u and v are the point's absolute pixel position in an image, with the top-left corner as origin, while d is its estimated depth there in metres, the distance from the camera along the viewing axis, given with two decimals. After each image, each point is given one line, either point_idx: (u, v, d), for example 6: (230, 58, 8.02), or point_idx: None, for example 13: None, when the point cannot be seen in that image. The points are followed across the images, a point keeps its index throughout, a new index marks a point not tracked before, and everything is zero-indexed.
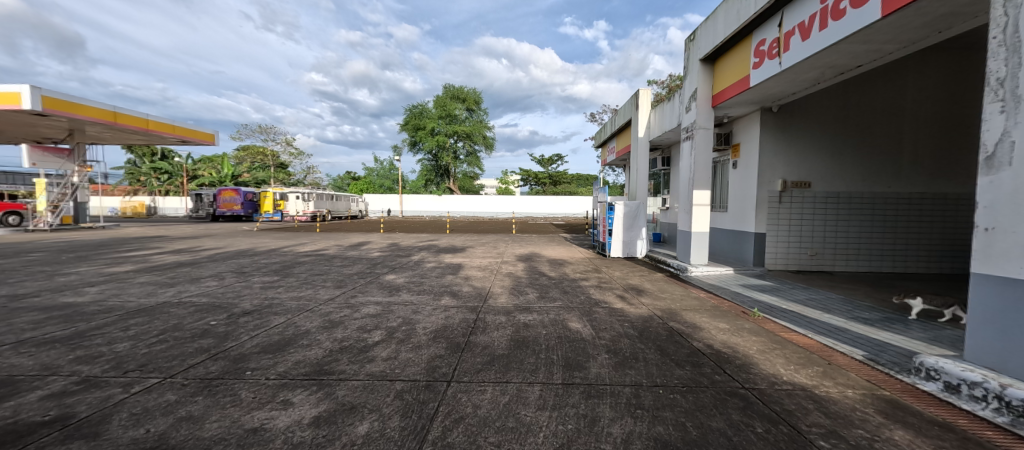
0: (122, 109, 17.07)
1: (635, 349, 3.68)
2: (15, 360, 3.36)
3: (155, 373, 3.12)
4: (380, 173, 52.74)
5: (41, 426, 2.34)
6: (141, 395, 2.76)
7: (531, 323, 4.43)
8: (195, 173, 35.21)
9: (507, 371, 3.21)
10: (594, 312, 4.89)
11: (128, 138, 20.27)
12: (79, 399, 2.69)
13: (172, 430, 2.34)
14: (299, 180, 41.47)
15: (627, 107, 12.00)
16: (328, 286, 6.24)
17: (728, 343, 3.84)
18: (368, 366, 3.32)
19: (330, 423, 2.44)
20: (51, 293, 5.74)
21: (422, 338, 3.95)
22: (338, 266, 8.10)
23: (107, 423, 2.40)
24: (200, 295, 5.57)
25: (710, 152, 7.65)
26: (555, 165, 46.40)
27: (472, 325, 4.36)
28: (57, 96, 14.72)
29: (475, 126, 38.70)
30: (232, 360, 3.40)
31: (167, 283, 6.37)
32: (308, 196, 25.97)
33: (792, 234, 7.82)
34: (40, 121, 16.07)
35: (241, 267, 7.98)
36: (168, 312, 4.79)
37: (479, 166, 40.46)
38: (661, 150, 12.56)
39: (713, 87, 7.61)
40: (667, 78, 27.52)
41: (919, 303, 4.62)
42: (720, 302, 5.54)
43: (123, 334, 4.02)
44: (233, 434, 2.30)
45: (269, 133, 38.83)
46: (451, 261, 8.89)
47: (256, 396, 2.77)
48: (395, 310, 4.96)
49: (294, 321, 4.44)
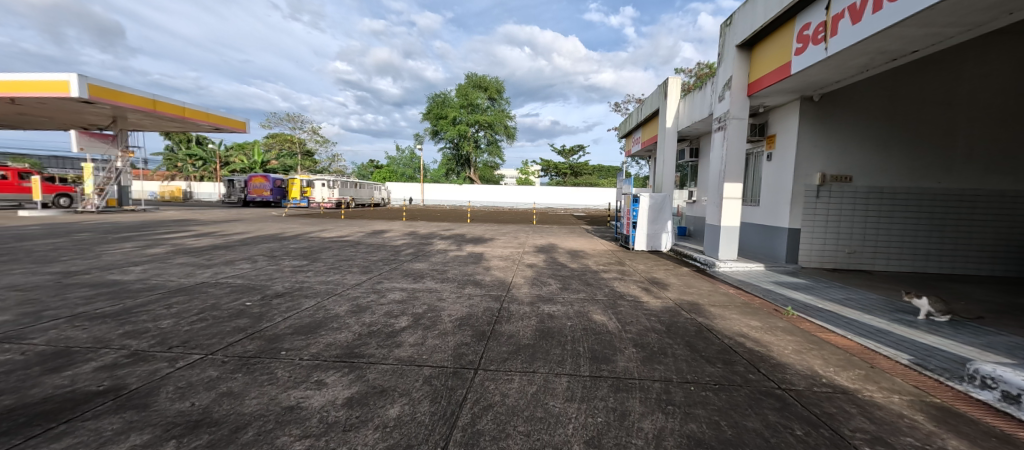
0: (160, 97, 17.76)
1: (663, 343, 3.61)
2: (71, 332, 3.58)
3: (196, 349, 3.27)
4: (401, 162, 53.33)
5: (96, 396, 2.49)
6: (185, 370, 2.89)
7: (555, 314, 4.41)
8: (227, 159, 36.53)
9: (533, 361, 3.20)
10: (618, 305, 4.83)
11: (165, 125, 21.18)
12: (129, 371, 2.85)
13: (214, 404, 2.44)
14: (325, 168, 42.60)
15: (655, 96, 11.59)
16: (355, 271, 6.38)
17: (761, 342, 3.71)
18: (397, 351, 3.37)
19: (362, 405, 2.50)
20: (100, 270, 6.09)
21: (447, 326, 3.98)
22: (363, 253, 8.26)
23: (156, 395, 2.53)
24: (235, 277, 5.80)
25: (744, 142, 7.34)
26: (576, 156, 45.73)
27: (497, 314, 4.37)
28: (102, 84, 15.44)
29: (497, 116, 38.49)
30: (268, 340, 3.52)
31: (204, 264, 6.66)
32: (334, 183, 26.52)
33: (828, 230, 7.47)
34: (86, 108, 16.93)
35: (271, 250, 8.26)
36: (206, 291, 5.02)
37: (500, 155, 40.54)
38: (689, 140, 12.12)
39: (750, 75, 7.25)
40: (697, 65, 26.57)
41: (926, 301, 4.45)
42: (751, 298, 5.37)
43: (166, 311, 4.23)
44: (272, 411, 2.39)
45: (296, 121, 39.82)
46: (473, 250, 8.94)
47: (291, 375, 2.87)
48: (420, 296, 5.03)
49: (323, 305, 4.56)
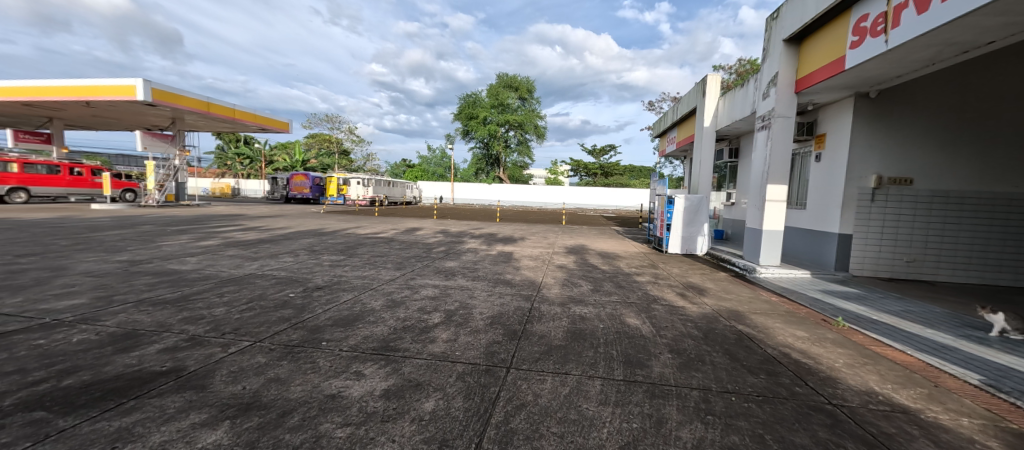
0: (214, 100, 19.05)
1: (701, 351, 3.48)
2: (137, 316, 3.91)
3: (246, 336, 3.48)
4: (432, 161, 54.46)
5: (160, 376, 2.70)
6: (237, 355, 3.09)
7: (587, 316, 4.35)
8: (271, 158, 38.67)
9: (565, 362, 3.18)
10: (653, 309, 4.70)
11: (218, 126, 22.70)
12: (188, 354, 3.07)
13: (264, 389, 2.59)
14: (361, 167, 44.23)
15: (692, 94, 11.19)
16: (389, 267, 6.58)
17: (808, 354, 3.50)
18: (431, 346, 3.44)
19: (399, 397, 2.57)
20: (161, 260, 6.61)
21: (479, 323, 4.02)
22: (397, 249, 8.50)
23: (211, 377, 2.72)
24: (279, 269, 6.12)
25: (790, 142, 6.95)
26: (607, 156, 44.96)
27: (528, 314, 4.37)
28: (163, 88, 16.74)
29: (528, 116, 38.51)
30: (310, 330, 3.69)
31: (251, 257, 7.08)
32: (368, 181, 27.46)
33: (885, 237, 6.93)
34: (149, 110, 18.40)
35: (312, 245, 8.67)
36: (253, 282, 5.33)
37: (529, 155, 40.54)
38: (729, 140, 11.60)
39: (798, 71, 6.85)
40: (737, 62, 25.45)
41: (1001, 317, 4.03)
42: (796, 307, 5.08)
43: (218, 299, 4.53)
44: (315, 398, 2.50)
45: (334, 122, 41.57)
46: (503, 249, 9.00)
47: (332, 365, 2.99)
48: (452, 293, 5.12)
49: (360, 299, 4.73)
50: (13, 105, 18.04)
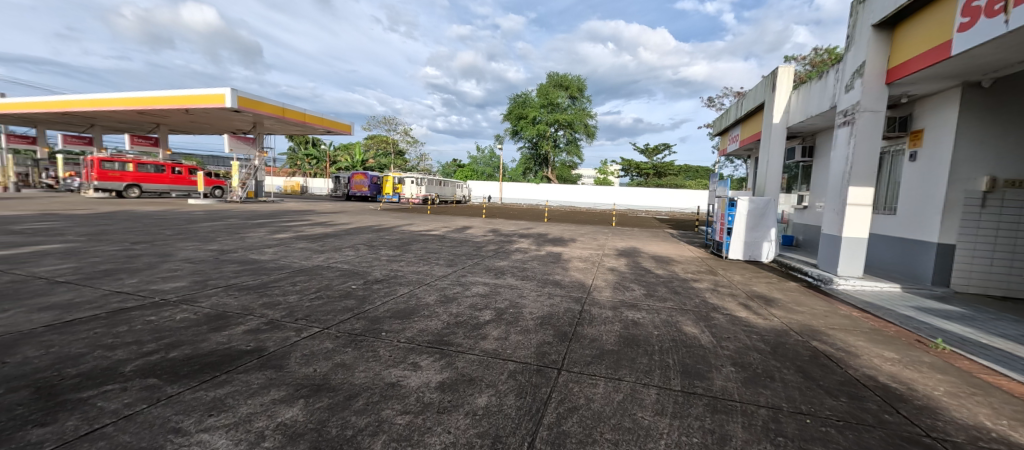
0: (288, 106, 20.94)
1: (769, 366, 3.22)
2: (226, 299, 4.42)
3: (316, 323, 3.79)
4: (482, 161, 55.69)
5: (246, 354, 3.03)
6: (308, 340, 3.37)
7: (640, 322, 4.20)
8: (335, 159, 41.75)
9: (618, 368, 3.09)
10: (712, 318, 4.43)
11: (290, 130, 24.91)
12: (268, 336, 3.41)
13: (332, 372, 2.81)
14: (414, 166, 46.32)
15: (760, 88, 10.34)
16: (441, 264, 6.82)
17: (899, 378, 3.10)
18: (482, 342, 3.52)
19: (454, 390, 2.66)
20: (244, 250, 7.41)
21: (529, 323, 4.04)
22: (449, 247, 8.80)
23: (287, 358, 2.99)
24: (342, 262, 6.60)
25: (878, 140, 6.19)
26: (660, 155, 43.03)
27: (578, 316, 4.32)
28: (247, 96, 18.70)
29: (577, 115, 37.99)
30: (371, 320, 3.94)
31: (318, 250, 7.70)
32: (421, 180, 28.70)
33: (998, 248, 6.00)
34: (235, 116, 20.66)
35: (371, 240, 9.24)
36: (321, 273, 5.79)
37: (578, 155, 39.97)
38: (802, 137, 10.58)
39: (891, 59, 6.07)
40: (813, 52, 23.17)
41: None
42: (883, 325, 4.52)
43: (292, 287, 4.99)
44: (377, 385, 2.66)
45: (391, 124, 43.93)
46: (552, 250, 8.97)
47: (391, 355, 3.17)
48: (502, 292, 5.20)
49: (416, 293, 4.96)
50: (130, 113, 21.14)
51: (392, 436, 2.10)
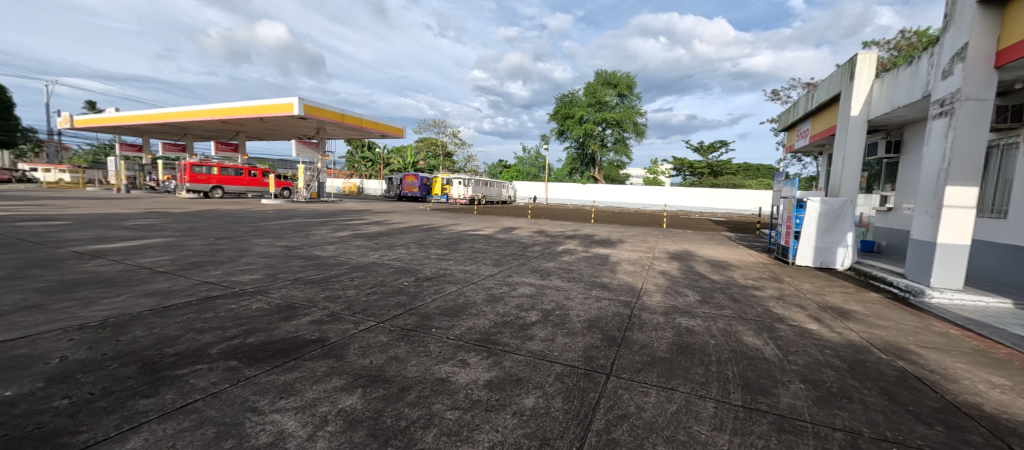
0: (347, 112, 22.43)
1: (845, 385, 2.90)
2: (294, 292, 4.83)
3: (372, 317, 4.02)
4: (527, 161, 55.94)
5: (311, 343, 3.29)
6: (365, 333, 3.59)
7: (695, 329, 3.98)
8: (389, 161, 44.05)
9: (671, 377, 2.95)
10: (776, 329, 4.09)
11: (349, 134, 26.68)
12: (330, 328, 3.67)
13: (386, 365, 2.96)
14: (462, 167, 47.60)
15: (835, 78, 9.37)
16: (488, 263, 6.94)
17: (1011, 409, 2.66)
18: (529, 343, 3.53)
19: (501, 389, 2.69)
20: (309, 247, 8.06)
21: (576, 326, 3.99)
22: (495, 246, 8.94)
23: (347, 349, 3.21)
24: (395, 260, 6.94)
25: (985, 132, 5.35)
26: (716, 153, 40.49)
27: (627, 320, 4.18)
28: (312, 104, 20.31)
29: (625, 113, 36.87)
30: (422, 317, 4.10)
31: (374, 247, 8.17)
32: (469, 181, 29.41)
33: None
34: (301, 123, 22.52)
35: (421, 239, 9.63)
36: (376, 270, 6.13)
37: (626, 154, 38.77)
38: (887, 130, 9.42)
39: (1001, 39, 5.22)
40: (899, 34, 20.59)
41: None
42: (991, 346, 3.90)
43: (350, 282, 5.34)
44: (429, 379, 2.77)
45: (440, 127, 45.51)
46: (599, 251, 8.78)
47: (441, 351, 3.28)
48: (548, 293, 5.18)
49: (464, 291, 5.09)
50: (216, 123, 23.82)
51: (442, 430, 2.16)
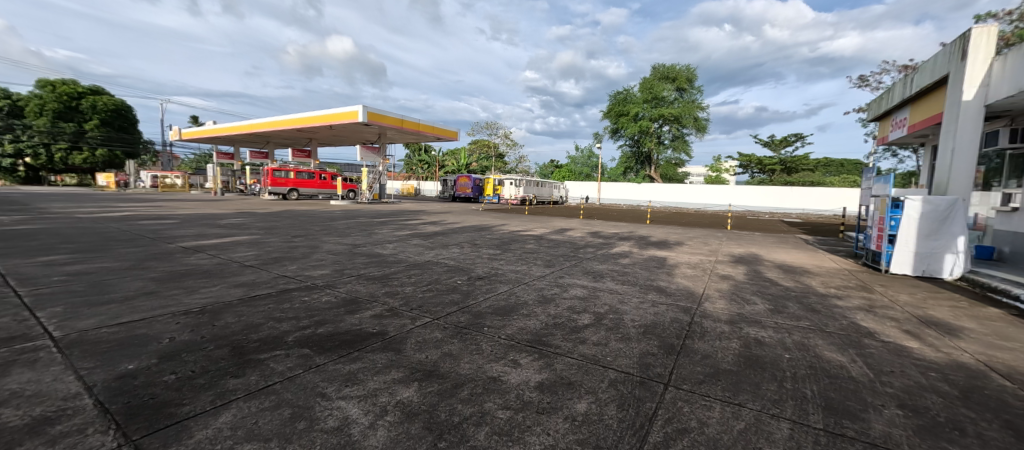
0: (406, 117, 23.69)
1: (957, 415, 2.46)
2: (357, 287, 5.18)
3: (428, 314, 4.19)
4: (580, 161, 55.17)
5: (372, 336, 3.50)
6: (421, 329, 3.74)
7: (765, 341, 3.62)
8: (444, 163, 45.86)
9: (737, 392, 2.71)
10: (865, 345, 3.59)
11: (407, 139, 28.16)
12: (389, 322, 3.89)
13: (441, 361, 3.06)
14: (513, 168, 48.17)
15: (941, 58, 8.06)
16: (539, 264, 6.92)
17: None
18: (581, 346, 3.45)
19: (553, 392, 2.65)
20: (372, 245, 8.63)
21: (630, 331, 3.83)
22: (546, 247, 8.89)
23: (405, 343, 3.37)
24: (449, 258, 7.18)
25: None
26: (790, 148, 36.78)
27: (687, 328, 3.92)
28: (375, 111, 21.74)
29: (685, 107, 34.87)
30: (474, 315, 4.20)
31: (430, 246, 8.53)
32: (520, 181, 29.69)
33: None
34: (366, 129, 24.21)
35: (474, 239, 9.88)
36: (431, 268, 6.40)
37: (686, 151, 36.66)
38: (1014, 116, 7.89)
39: None
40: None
41: None
42: None
43: (408, 279, 5.62)
44: (481, 377, 2.81)
45: (492, 129, 46.43)
46: (656, 254, 8.37)
47: (493, 350, 3.31)
48: (601, 295, 5.03)
49: (515, 291, 5.12)
50: (294, 132, 26.44)
51: (494, 429, 2.18)
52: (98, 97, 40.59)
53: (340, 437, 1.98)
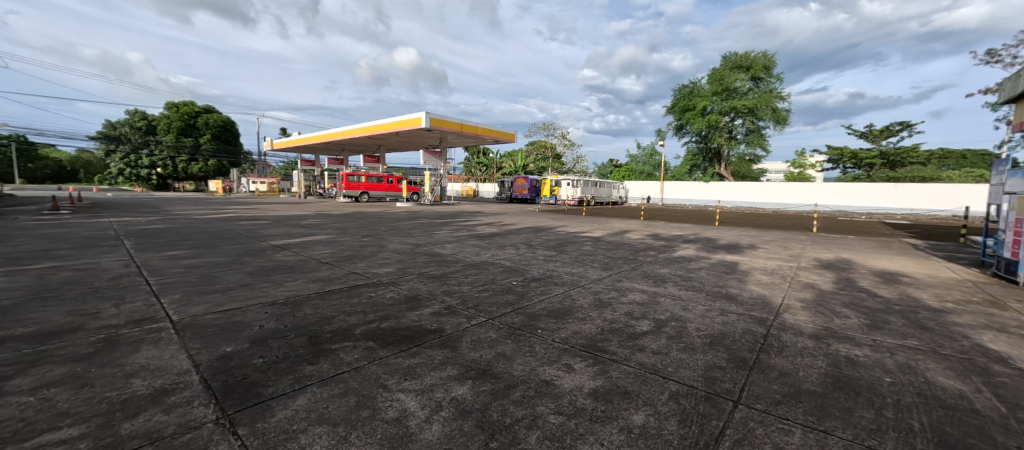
0: (465, 121, 24.52)
1: None
2: (417, 285, 5.46)
3: (483, 313, 4.28)
4: (641, 160, 52.88)
5: (430, 333, 3.65)
6: (476, 328, 3.83)
7: (859, 361, 3.15)
8: (501, 165, 46.74)
9: (824, 417, 2.38)
10: (996, 373, 2.96)
11: (466, 142, 29.15)
12: (447, 320, 4.03)
13: (494, 360, 3.10)
14: (570, 169, 47.60)
15: None
16: (596, 266, 6.74)
17: None
18: (639, 354, 3.29)
19: (608, 400, 2.56)
20: (433, 245, 9.05)
21: (695, 341, 3.56)
22: (604, 249, 8.63)
23: (460, 341, 3.48)
24: (505, 259, 7.28)
25: None
26: (895, 138, 31.82)
27: (761, 341, 3.55)
28: (436, 116, 22.79)
29: (761, 98, 31.77)
30: (528, 316, 4.20)
31: (487, 247, 8.72)
32: (577, 182, 29.30)
33: None
34: (428, 134, 25.52)
35: (530, 240, 9.91)
36: (487, 268, 6.54)
37: (762, 145, 33.40)
38: None
39: None
40: None
41: None
42: None
43: (465, 279, 5.80)
44: (533, 380, 2.80)
45: (550, 129, 46.32)
46: (725, 258, 7.71)
47: (546, 352, 3.29)
48: (662, 302, 4.75)
49: (570, 294, 5.04)
50: (365, 139, 28.71)
51: (545, 433, 2.16)
52: (209, 115, 47.54)
53: (398, 428, 2.09)
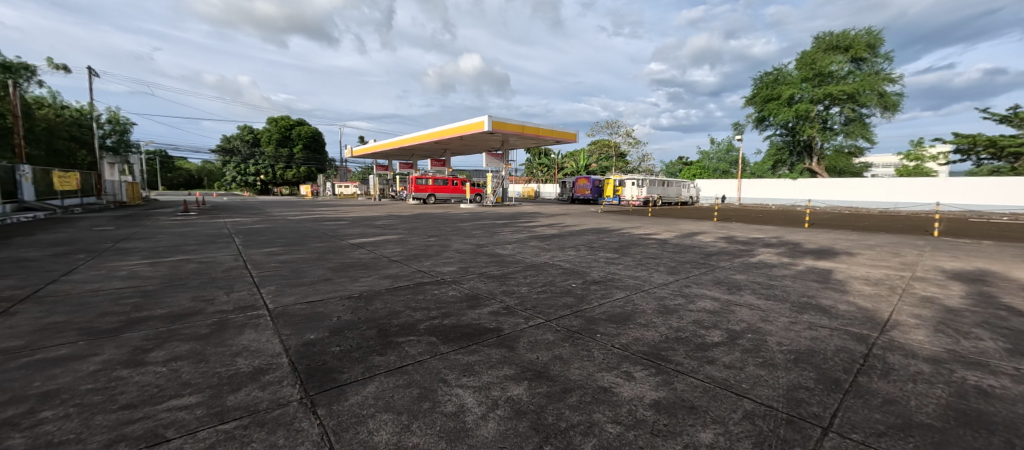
0: (526, 123, 24.70)
1: None
2: (477, 284, 5.63)
3: (541, 315, 4.28)
4: (715, 156, 48.88)
5: (488, 331, 3.74)
6: (533, 329, 3.84)
7: (997, 393, 2.57)
8: (562, 165, 46.37)
9: None
10: None
11: (527, 144, 29.38)
12: (505, 320, 4.10)
13: (551, 363, 3.09)
14: (635, 168, 45.62)
15: None
16: (662, 270, 6.37)
17: None
18: (709, 367, 3.04)
19: (671, 414, 2.40)
20: (494, 245, 9.27)
21: (776, 356, 3.20)
22: (671, 253, 8.13)
23: (517, 342, 3.51)
24: (565, 261, 7.21)
25: None
26: None
27: (860, 361, 3.07)
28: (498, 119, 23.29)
29: (864, 81, 27.55)
30: (587, 320, 4.11)
31: (546, 248, 8.71)
32: (642, 181, 27.99)
33: None
34: (490, 137, 26.21)
35: (591, 241, 9.69)
36: (546, 269, 6.52)
37: (866, 135, 28.93)
38: None
39: None
40: None
41: None
42: None
43: (524, 279, 5.85)
44: (590, 385, 2.73)
45: (613, 128, 44.84)
46: (817, 264, 6.81)
47: (605, 358, 3.19)
48: (737, 311, 4.33)
49: (632, 299, 4.83)
50: (432, 144, 30.38)
51: (602, 442, 2.09)
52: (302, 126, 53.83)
53: (456, 422, 2.18)
